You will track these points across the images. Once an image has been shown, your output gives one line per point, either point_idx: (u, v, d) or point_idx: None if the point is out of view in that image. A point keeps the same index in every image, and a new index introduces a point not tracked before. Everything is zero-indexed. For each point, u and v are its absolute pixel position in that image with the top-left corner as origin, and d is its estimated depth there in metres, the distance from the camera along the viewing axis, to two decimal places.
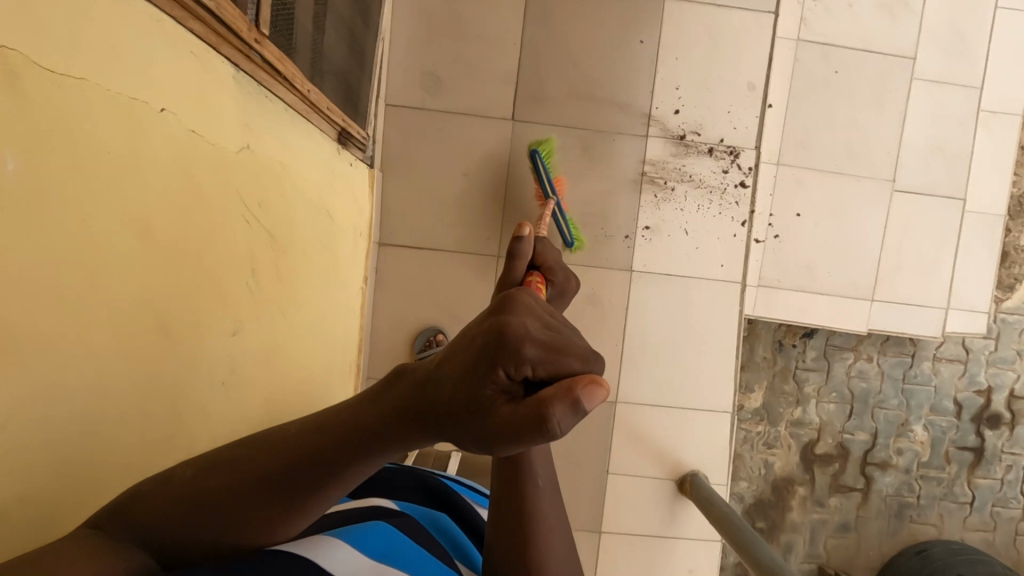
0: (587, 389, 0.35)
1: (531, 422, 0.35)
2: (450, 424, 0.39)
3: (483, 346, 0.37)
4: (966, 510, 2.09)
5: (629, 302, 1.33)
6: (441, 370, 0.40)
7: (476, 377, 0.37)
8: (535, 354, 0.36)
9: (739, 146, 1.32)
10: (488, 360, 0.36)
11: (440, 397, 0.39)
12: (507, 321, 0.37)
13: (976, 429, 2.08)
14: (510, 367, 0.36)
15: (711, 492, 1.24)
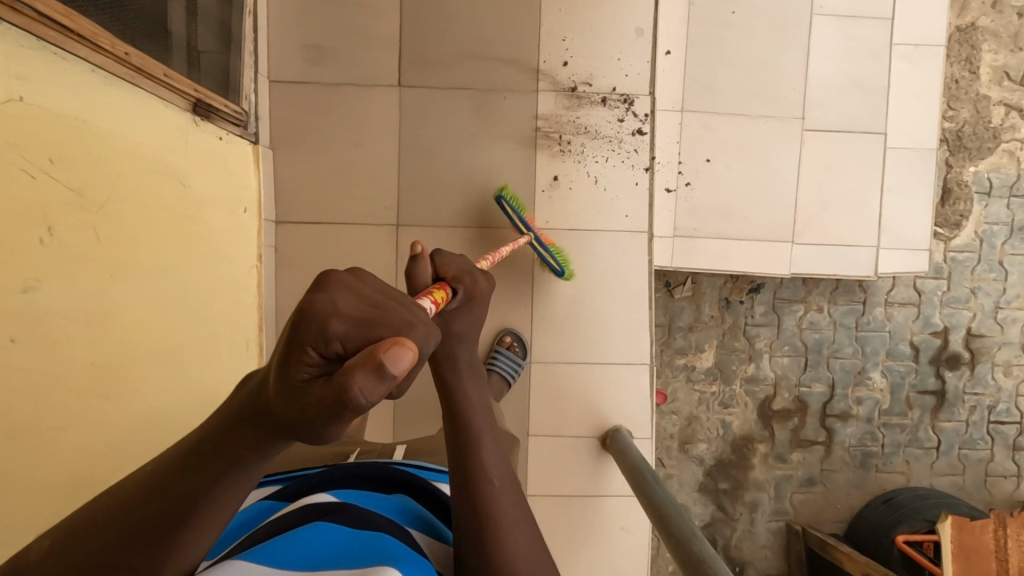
0: (385, 349, 0.36)
1: (337, 396, 0.36)
2: (289, 421, 0.40)
3: (288, 336, 0.38)
4: (932, 455, 2.05)
5: (534, 260, 1.31)
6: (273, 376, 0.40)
7: (289, 363, 0.38)
8: (338, 330, 0.38)
9: (633, 93, 1.30)
10: (298, 345, 0.38)
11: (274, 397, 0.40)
12: (306, 306, 0.39)
13: (936, 372, 2.03)
14: (316, 344, 0.38)
15: (628, 443, 1.23)
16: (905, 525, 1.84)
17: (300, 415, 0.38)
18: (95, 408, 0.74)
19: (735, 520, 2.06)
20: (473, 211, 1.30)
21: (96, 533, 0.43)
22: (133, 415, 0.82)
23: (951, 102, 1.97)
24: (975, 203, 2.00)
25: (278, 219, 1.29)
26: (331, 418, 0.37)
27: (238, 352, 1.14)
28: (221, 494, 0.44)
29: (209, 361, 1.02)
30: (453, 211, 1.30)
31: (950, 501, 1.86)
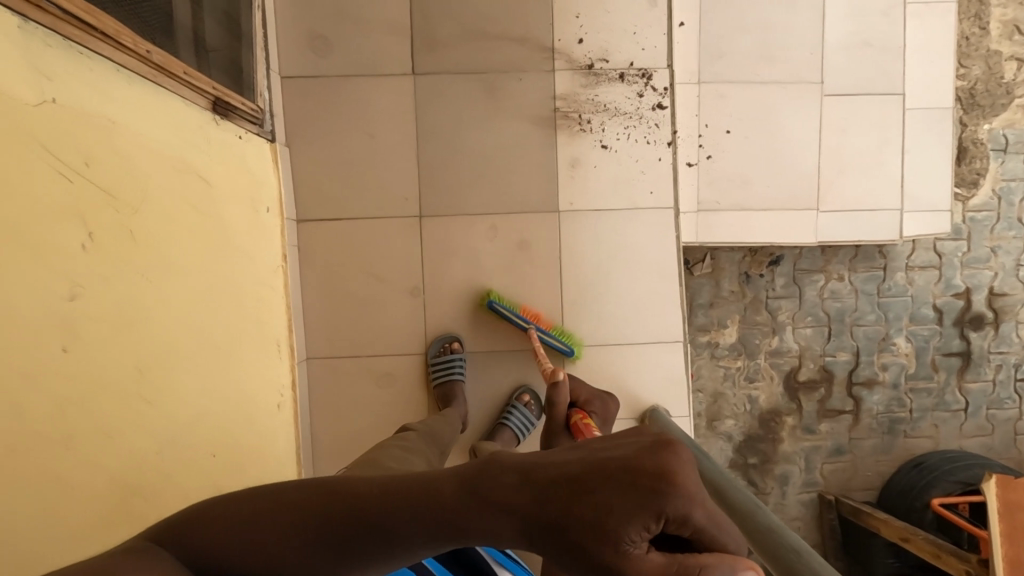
0: (743, 568, 0.42)
1: (681, 572, 0.42)
2: (585, 555, 0.42)
3: (654, 491, 0.41)
4: (960, 417, 2.05)
5: (561, 243, 1.29)
6: (588, 495, 0.42)
7: (639, 510, 0.41)
8: (700, 513, 0.42)
9: (650, 67, 1.28)
10: (662, 510, 0.41)
11: (592, 521, 0.42)
12: (679, 473, 0.41)
13: (960, 333, 2.02)
14: (674, 512, 0.41)
15: (667, 421, 1.21)
16: (939, 487, 1.84)
17: (609, 560, 0.42)
18: (143, 415, 0.73)
19: (766, 494, 2.05)
20: (495, 197, 1.28)
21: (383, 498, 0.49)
22: (178, 420, 0.80)
23: (962, 60, 1.94)
24: (991, 161, 1.98)
25: (299, 218, 1.27)
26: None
27: (268, 354, 1.12)
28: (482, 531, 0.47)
29: (242, 363, 1.01)
30: (474, 199, 1.28)
31: (980, 461, 1.86)
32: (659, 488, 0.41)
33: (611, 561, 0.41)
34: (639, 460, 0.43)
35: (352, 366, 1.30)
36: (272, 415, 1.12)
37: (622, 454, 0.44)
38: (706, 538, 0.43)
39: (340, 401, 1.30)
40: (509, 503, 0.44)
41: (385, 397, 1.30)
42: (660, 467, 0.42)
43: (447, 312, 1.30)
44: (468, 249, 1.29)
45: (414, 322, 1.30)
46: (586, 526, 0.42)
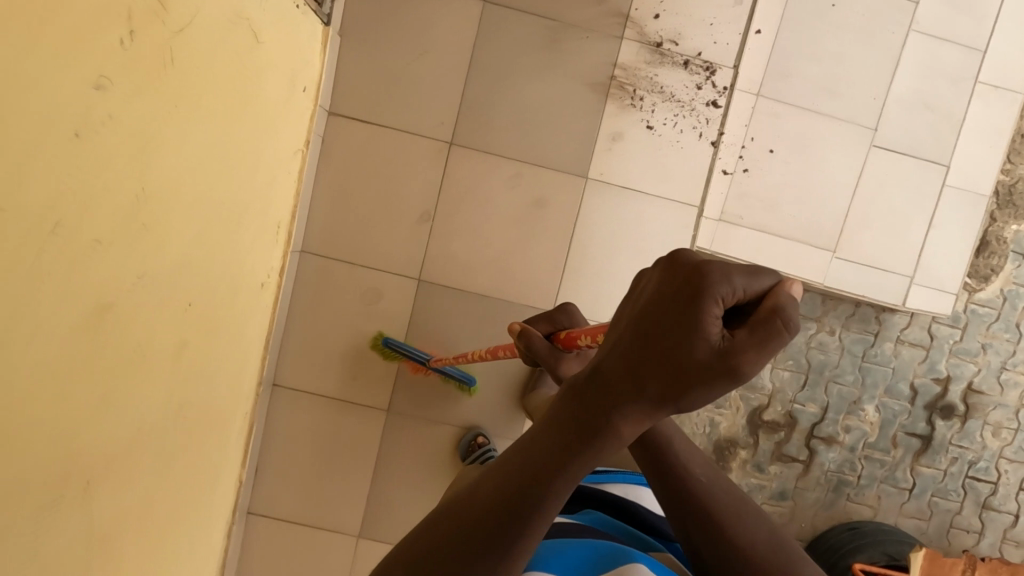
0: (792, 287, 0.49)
1: (771, 326, 0.47)
2: (692, 374, 0.48)
3: (697, 296, 0.48)
4: (904, 496, 2.08)
5: (580, 209, 1.28)
6: (632, 339, 0.51)
7: (699, 312, 0.48)
8: (742, 278, 0.48)
9: (716, 63, 1.26)
10: (697, 297, 0.48)
11: (669, 344, 0.49)
12: (706, 264, 0.49)
13: (928, 417, 2.05)
14: (728, 289, 0.48)
15: None
16: (865, 553, 1.90)
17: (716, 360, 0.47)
18: (135, 237, 0.71)
19: None
20: (529, 147, 1.26)
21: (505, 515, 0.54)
22: (167, 256, 0.79)
23: (1011, 155, 1.94)
24: (1008, 261, 1.99)
25: (331, 109, 1.24)
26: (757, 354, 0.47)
27: (266, 234, 1.10)
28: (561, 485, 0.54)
29: (240, 229, 0.99)
30: (509, 142, 1.26)
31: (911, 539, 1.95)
32: (696, 296, 0.48)
33: (718, 358, 0.47)
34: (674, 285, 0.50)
35: (343, 272, 1.28)
36: (254, 294, 1.11)
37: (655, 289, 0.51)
38: (756, 297, 0.49)
39: (320, 301, 1.28)
40: (615, 386, 0.51)
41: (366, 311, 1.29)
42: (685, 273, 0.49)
43: (450, 245, 1.29)
44: (490, 190, 1.27)
45: (415, 245, 1.28)
46: (673, 352, 0.49)
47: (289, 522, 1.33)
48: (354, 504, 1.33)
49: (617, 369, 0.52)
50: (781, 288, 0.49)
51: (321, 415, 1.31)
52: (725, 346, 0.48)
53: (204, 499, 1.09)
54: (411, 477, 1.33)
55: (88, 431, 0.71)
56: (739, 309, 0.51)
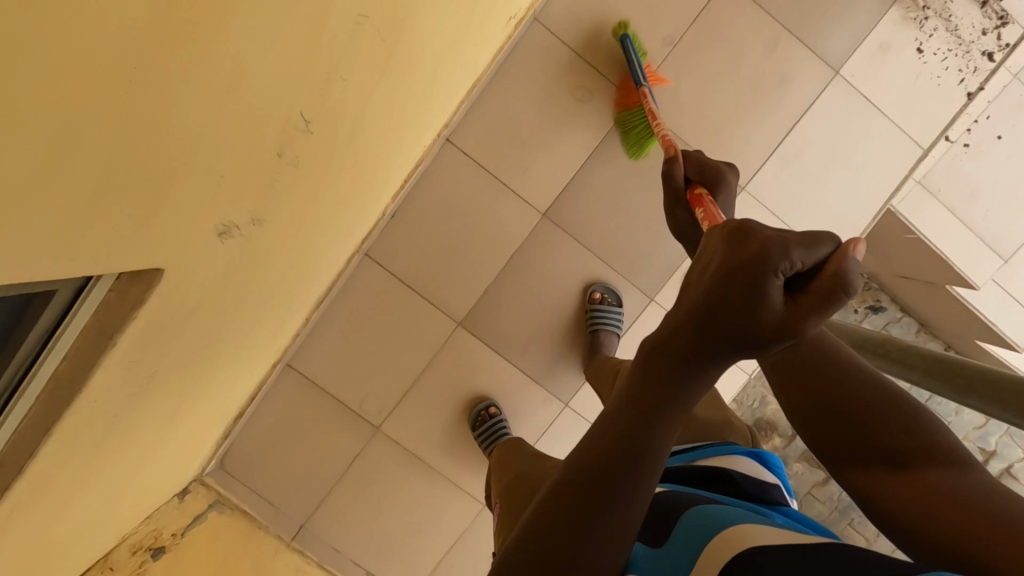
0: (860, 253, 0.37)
1: (834, 292, 0.36)
2: (752, 347, 0.37)
3: (753, 279, 0.36)
4: None
5: (813, 102, 1.23)
6: (697, 320, 0.38)
7: (760, 289, 0.36)
8: (801, 253, 0.37)
9: (1012, 17, 1.15)
10: (752, 273, 0.36)
11: (726, 325, 0.37)
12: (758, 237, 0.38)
13: None
14: (786, 268, 0.37)
15: None
16: None
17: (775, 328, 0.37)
18: None
19: None
20: (796, 19, 1.21)
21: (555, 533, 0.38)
22: None
23: None
24: None
25: None
26: (817, 328, 0.37)
27: None
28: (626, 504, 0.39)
29: None
30: (779, 3, 1.21)
31: None
32: (760, 267, 0.36)
33: (780, 334, 0.37)
34: (719, 256, 0.39)
35: (563, 58, 1.21)
36: (500, 22, 1.05)
37: (701, 261, 0.40)
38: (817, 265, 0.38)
39: (529, 80, 1.22)
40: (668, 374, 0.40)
41: (569, 110, 1.23)
42: (739, 253, 0.37)
43: (676, 82, 1.23)
44: (741, 43, 1.22)
45: (646, 65, 1.22)
46: (735, 331, 0.37)
47: (399, 282, 1.27)
48: (470, 293, 1.28)
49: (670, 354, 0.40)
50: (848, 255, 0.37)
51: (478, 191, 1.25)
52: (792, 325, 0.36)
53: (371, 198, 1.04)
54: (536, 288, 1.29)
55: None
56: (801, 279, 0.38)
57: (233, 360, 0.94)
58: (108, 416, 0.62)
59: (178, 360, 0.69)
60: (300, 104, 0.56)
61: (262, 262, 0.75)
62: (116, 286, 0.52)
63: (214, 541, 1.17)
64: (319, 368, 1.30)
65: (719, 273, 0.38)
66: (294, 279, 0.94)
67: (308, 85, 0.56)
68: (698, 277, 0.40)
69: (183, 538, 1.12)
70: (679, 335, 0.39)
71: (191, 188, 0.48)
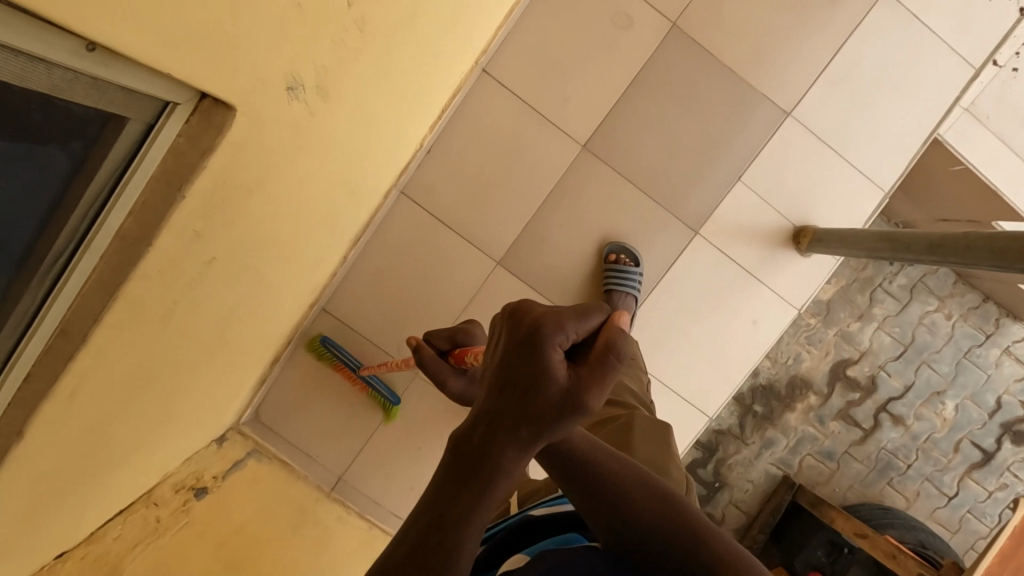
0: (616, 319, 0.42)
1: (606, 365, 0.40)
2: (543, 421, 0.40)
3: (526, 351, 0.41)
4: (941, 501, 2.05)
5: (861, 22, 1.19)
6: (495, 394, 0.42)
7: (539, 357, 0.40)
8: (573, 326, 0.41)
9: None
10: (530, 345, 0.41)
11: (517, 398, 0.40)
12: (535, 317, 0.42)
13: (999, 435, 2.03)
14: (562, 339, 0.41)
15: (836, 235, 1.14)
16: (896, 530, 1.91)
17: (557, 405, 0.39)
18: None
19: (743, 444, 2.05)
20: None
21: None
22: None
23: None
24: None
25: None
26: (600, 392, 0.40)
27: None
28: None
29: None
30: None
31: (910, 523, 1.92)
32: (534, 333, 0.41)
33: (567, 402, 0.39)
34: (509, 341, 0.42)
35: None
36: None
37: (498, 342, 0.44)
38: (589, 336, 0.43)
39: (566, 8, 1.19)
40: (475, 459, 0.41)
41: (608, 38, 1.20)
42: (528, 330, 0.41)
43: (718, 6, 1.19)
44: None
45: None
46: (526, 403, 0.40)
47: (435, 220, 1.24)
48: (509, 232, 1.25)
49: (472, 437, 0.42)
50: (612, 322, 0.42)
51: (516, 123, 1.22)
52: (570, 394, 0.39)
53: (413, 118, 1.01)
54: (576, 224, 1.25)
55: None
56: (578, 349, 0.43)
57: (277, 280, 0.90)
58: (168, 302, 0.59)
59: (231, 254, 0.66)
60: None
61: (317, 154, 0.72)
62: (185, 132, 0.49)
63: (253, 487, 1.14)
64: (355, 314, 1.26)
65: (506, 365, 0.42)
66: (338, 195, 0.91)
67: None
68: (494, 367, 0.43)
69: (224, 481, 1.09)
70: (482, 427, 0.42)
71: (274, 4, 0.44)
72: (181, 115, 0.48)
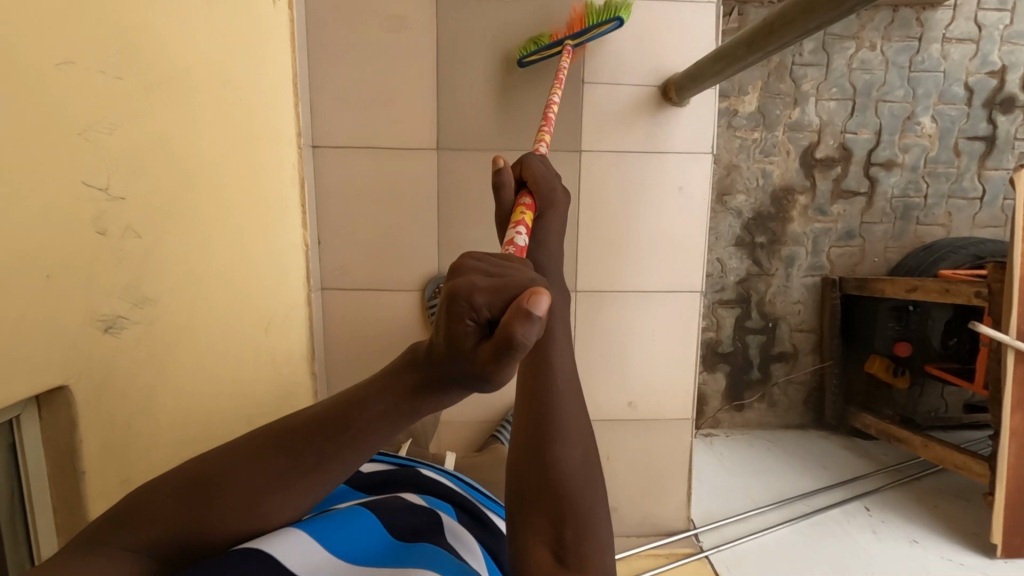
0: (537, 314, 0.37)
1: (505, 355, 0.38)
2: (464, 372, 0.42)
3: (447, 319, 0.41)
4: (975, 206, 2.00)
5: None
6: (433, 340, 0.44)
7: (453, 323, 0.40)
8: (482, 299, 0.39)
9: None
10: (451, 316, 0.40)
11: (444, 349, 0.43)
12: (451, 283, 0.40)
13: (988, 115, 1.96)
14: (470, 317, 0.40)
15: (690, 82, 1.13)
16: (949, 260, 1.83)
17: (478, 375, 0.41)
18: None
19: (770, 277, 2.03)
20: None
21: (225, 470, 0.48)
22: None
23: None
24: None
25: None
26: (504, 369, 0.40)
27: None
28: (315, 475, 0.50)
29: None
30: None
31: (958, 245, 1.86)
32: (447, 302, 0.40)
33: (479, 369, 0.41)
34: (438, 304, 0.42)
35: (355, 3, 1.18)
36: (268, 9, 1.01)
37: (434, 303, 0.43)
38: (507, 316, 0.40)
39: (342, 46, 1.19)
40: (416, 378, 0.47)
41: (394, 47, 1.20)
42: (443, 297, 0.41)
43: None
44: None
45: None
46: (451, 358, 0.42)
47: (363, 292, 1.28)
48: (429, 260, 1.27)
49: (418, 368, 0.47)
50: (524, 317, 0.37)
51: (370, 170, 1.24)
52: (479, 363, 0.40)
53: (274, 235, 1.04)
54: (478, 216, 1.26)
55: (130, 11, 0.64)
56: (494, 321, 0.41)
57: None
58: None
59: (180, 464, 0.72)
60: (83, 172, 0.56)
61: (192, 339, 0.76)
62: (45, 428, 0.58)
63: None
64: None
65: (434, 323, 0.43)
66: (252, 344, 0.95)
67: (77, 148, 0.55)
68: (439, 338, 0.43)
69: None
70: (423, 365, 0.46)
71: (18, 290, 0.49)
72: (33, 418, 0.57)
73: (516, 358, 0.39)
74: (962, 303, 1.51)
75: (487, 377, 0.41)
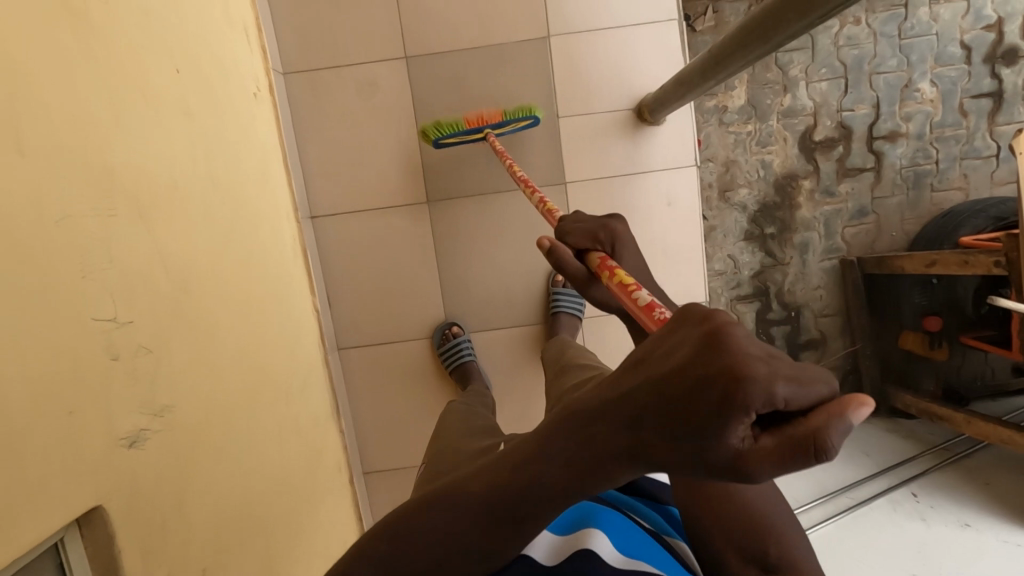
0: (853, 412, 0.31)
1: (803, 453, 0.31)
2: (704, 467, 0.34)
3: (704, 407, 0.32)
4: (991, 164, 1.93)
5: None
6: (659, 404, 0.35)
7: (724, 420, 0.31)
8: (785, 391, 0.31)
9: None
10: (724, 407, 0.31)
11: (683, 429, 0.34)
12: (731, 361, 0.32)
13: (991, 71, 1.88)
14: (763, 405, 0.31)
15: (659, 102, 1.15)
16: (969, 226, 1.77)
17: (731, 473, 0.33)
18: None
19: (785, 265, 2.00)
20: None
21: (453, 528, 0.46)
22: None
23: None
24: None
25: None
26: (782, 471, 0.32)
27: (235, 33, 1.05)
28: (526, 527, 0.44)
29: (209, 23, 0.96)
30: None
31: (979, 209, 1.78)
32: (723, 392, 0.31)
33: (735, 467, 0.32)
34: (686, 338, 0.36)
35: (329, 80, 1.24)
36: (250, 102, 1.08)
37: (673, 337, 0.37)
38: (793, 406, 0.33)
39: (324, 121, 1.26)
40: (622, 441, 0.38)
41: (372, 113, 1.25)
42: (714, 375, 0.32)
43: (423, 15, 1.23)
44: None
45: (389, 22, 1.23)
46: (690, 448, 0.34)
47: (377, 346, 1.33)
48: (435, 308, 1.32)
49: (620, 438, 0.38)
50: (842, 412, 0.31)
51: (367, 231, 1.29)
52: (747, 460, 0.32)
53: (283, 311, 1.10)
54: (477, 258, 1.30)
55: (112, 150, 0.69)
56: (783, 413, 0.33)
57: (295, 506, 1.03)
58: None
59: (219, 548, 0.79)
60: (89, 307, 0.62)
61: (218, 425, 0.83)
62: (88, 543, 0.63)
63: None
64: (387, 457, 1.38)
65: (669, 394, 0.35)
66: (276, 418, 1.01)
67: (78, 288, 0.61)
68: (676, 420, 0.34)
69: None
70: (635, 433, 0.37)
71: (42, 431, 0.54)
72: (75, 538, 0.61)
73: (808, 459, 0.31)
74: (983, 273, 1.46)
75: (745, 478, 0.33)
